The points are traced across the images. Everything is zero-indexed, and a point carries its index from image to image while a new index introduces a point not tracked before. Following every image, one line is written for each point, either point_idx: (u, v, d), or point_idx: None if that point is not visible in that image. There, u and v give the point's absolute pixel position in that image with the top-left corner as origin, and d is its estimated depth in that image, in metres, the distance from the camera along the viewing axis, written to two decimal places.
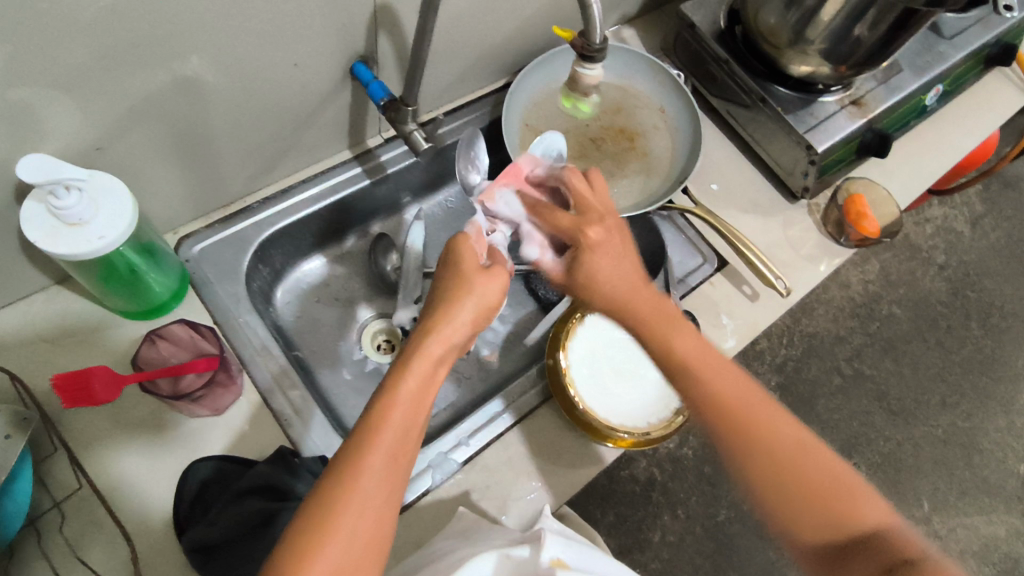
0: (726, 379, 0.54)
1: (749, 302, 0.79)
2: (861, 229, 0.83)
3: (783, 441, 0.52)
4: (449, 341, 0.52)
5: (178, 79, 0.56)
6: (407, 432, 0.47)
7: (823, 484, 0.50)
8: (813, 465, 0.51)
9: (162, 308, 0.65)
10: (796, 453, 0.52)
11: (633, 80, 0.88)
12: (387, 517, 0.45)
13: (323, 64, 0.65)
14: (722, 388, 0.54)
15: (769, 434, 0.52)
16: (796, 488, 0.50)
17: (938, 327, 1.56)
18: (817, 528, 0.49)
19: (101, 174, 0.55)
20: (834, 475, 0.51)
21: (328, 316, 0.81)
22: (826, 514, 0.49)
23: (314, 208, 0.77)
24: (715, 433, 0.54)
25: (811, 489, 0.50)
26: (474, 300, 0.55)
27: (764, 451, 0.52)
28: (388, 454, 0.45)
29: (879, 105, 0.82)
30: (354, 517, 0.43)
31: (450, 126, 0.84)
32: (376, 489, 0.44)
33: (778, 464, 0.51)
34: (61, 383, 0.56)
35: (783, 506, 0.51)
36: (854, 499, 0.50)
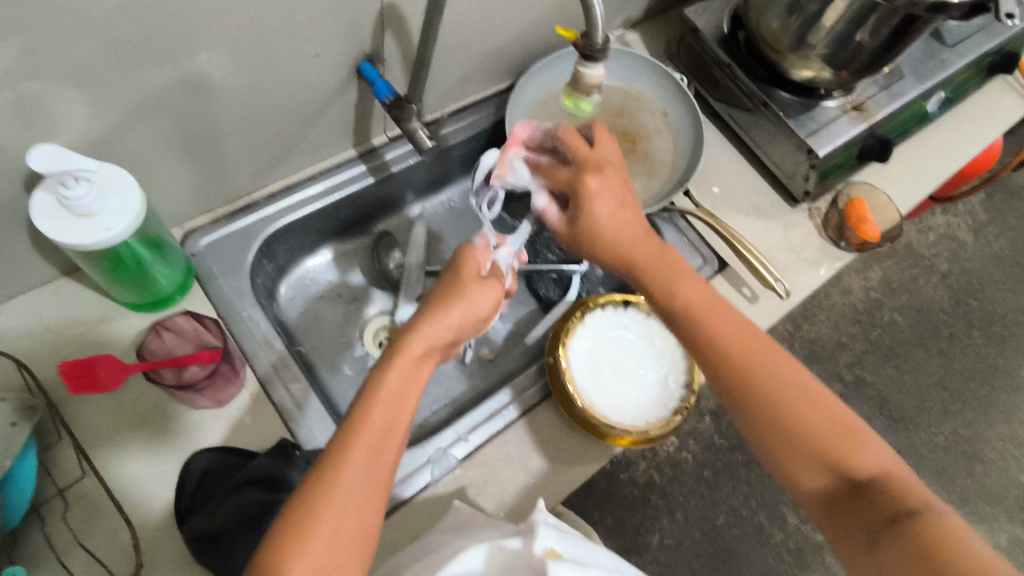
0: (733, 331, 0.56)
1: (749, 304, 0.79)
2: (861, 233, 0.84)
3: (789, 386, 0.54)
4: (430, 341, 0.52)
5: (186, 75, 0.57)
6: (390, 432, 0.48)
7: (824, 431, 0.52)
8: (817, 412, 0.53)
9: (168, 300, 0.66)
10: (797, 397, 0.54)
11: (636, 83, 0.89)
12: (370, 512, 0.46)
13: (330, 62, 0.66)
14: (727, 342, 0.56)
15: (770, 376, 0.54)
16: (796, 432, 0.53)
17: (940, 335, 1.57)
18: (816, 468, 0.52)
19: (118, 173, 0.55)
20: (836, 421, 0.53)
21: (330, 313, 0.82)
22: (825, 459, 0.52)
23: (319, 204, 0.78)
24: (718, 375, 0.56)
25: (811, 432, 0.52)
26: (463, 304, 0.55)
27: (769, 396, 0.54)
28: (373, 447, 0.46)
29: (880, 111, 0.83)
30: (339, 509, 0.44)
31: (454, 126, 0.84)
32: (361, 484, 0.45)
33: (781, 409, 0.53)
34: (66, 369, 0.57)
35: (784, 451, 0.53)
36: (857, 447, 0.52)
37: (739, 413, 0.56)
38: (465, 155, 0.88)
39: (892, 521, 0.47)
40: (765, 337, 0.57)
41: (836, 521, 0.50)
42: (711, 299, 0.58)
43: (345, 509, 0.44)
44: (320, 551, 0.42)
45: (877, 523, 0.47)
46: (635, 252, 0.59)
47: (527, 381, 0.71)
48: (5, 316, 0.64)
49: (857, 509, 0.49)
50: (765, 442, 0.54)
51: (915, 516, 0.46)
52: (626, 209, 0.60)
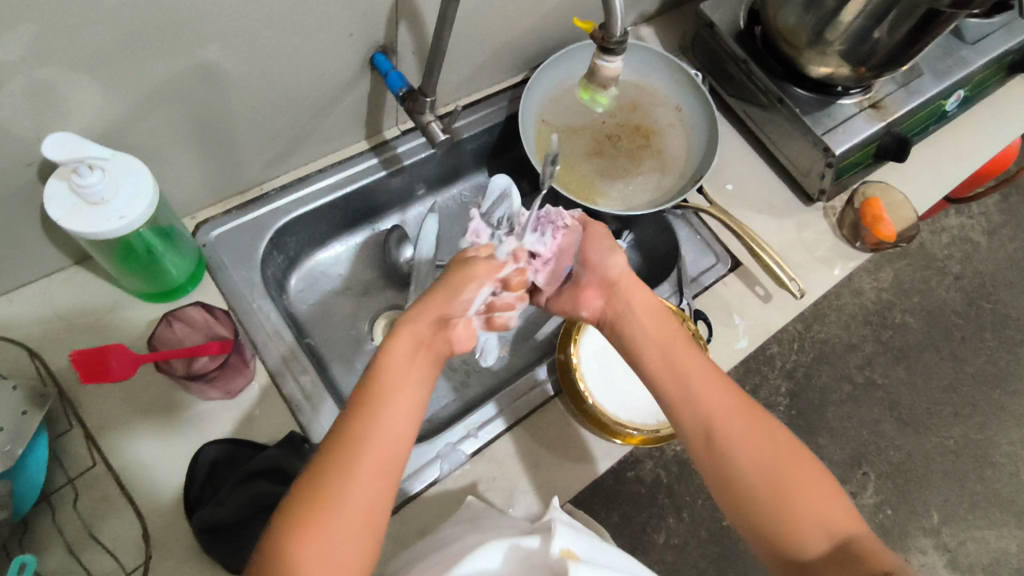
0: (719, 391, 0.57)
1: (762, 303, 0.79)
2: (877, 233, 0.83)
3: (779, 449, 0.54)
4: (414, 324, 0.55)
5: (198, 64, 0.57)
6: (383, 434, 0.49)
7: (811, 491, 0.52)
8: (803, 474, 0.53)
9: (179, 290, 0.66)
10: (785, 455, 0.54)
11: (651, 78, 0.88)
12: (377, 508, 0.46)
13: (343, 53, 0.65)
14: (717, 408, 0.56)
15: (750, 438, 0.55)
16: (774, 490, 0.52)
17: (951, 338, 1.55)
18: (801, 529, 0.51)
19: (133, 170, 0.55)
20: (815, 481, 0.53)
21: (340, 306, 0.81)
22: (809, 520, 0.51)
23: (330, 196, 0.77)
24: (699, 436, 0.56)
25: (790, 488, 0.52)
26: (448, 287, 0.58)
27: (750, 460, 0.54)
28: (383, 428, 0.49)
29: (899, 109, 0.82)
30: (341, 517, 0.45)
31: (466, 120, 0.84)
32: (373, 463, 0.47)
33: (763, 472, 0.53)
34: (78, 357, 0.56)
35: (771, 518, 0.52)
36: (833, 507, 0.52)
37: (723, 474, 0.54)
38: (476, 150, 0.87)
39: None
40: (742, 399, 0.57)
41: None
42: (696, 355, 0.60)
43: (346, 517, 0.45)
44: (332, 536, 0.44)
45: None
46: (650, 320, 0.63)
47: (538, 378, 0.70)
48: (18, 303, 0.64)
49: (836, 573, 0.49)
50: (749, 506, 0.53)
51: None
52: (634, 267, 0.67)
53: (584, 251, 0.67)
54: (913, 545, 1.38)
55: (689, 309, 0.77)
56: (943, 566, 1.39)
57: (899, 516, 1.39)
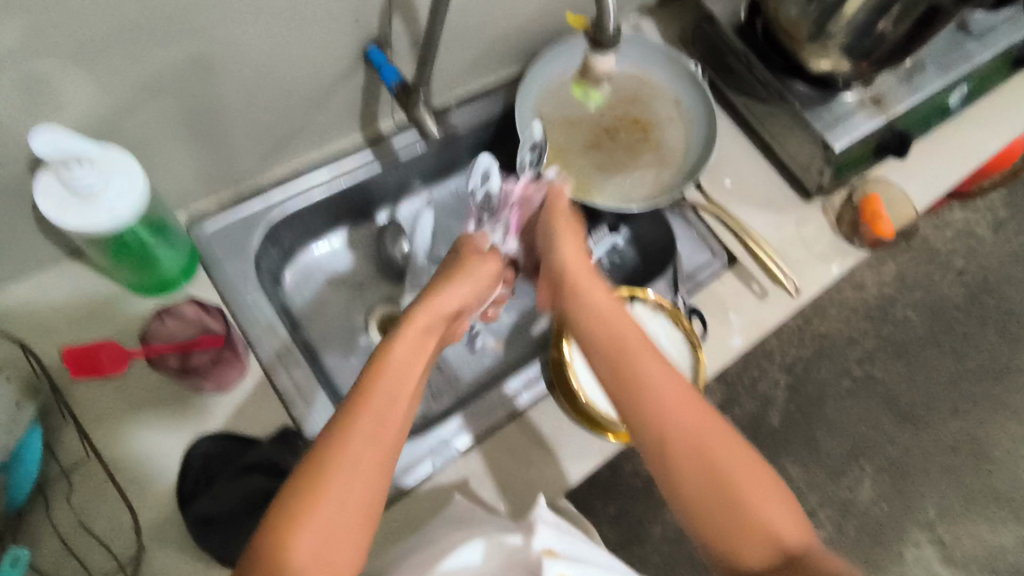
0: (669, 389, 0.53)
1: (758, 300, 0.78)
2: (876, 230, 0.82)
3: (732, 456, 0.50)
4: (433, 312, 0.58)
5: (192, 57, 0.56)
6: (384, 422, 0.48)
7: (765, 501, 0.49)
8: (754, 479, 0.50)
9: (171, 284, 0.66)
10: (736, 460, 0.50)
11: (651, 71, 0.87)
12: (374, 500, 0.46)
13: (337, 45, 0.65)
14: (668, 410, 0.51)
15: (699, 443, 0.50)
16: (722, 497, 0.49)
17: (953, 333, 1.54)
18: (749, 539, 0.47)
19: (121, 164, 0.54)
20: (762, 486, 0.49)
21: (335, 299, 0.81)
22: (758, 528, 0.48)
23: (326, 189, 0.77)
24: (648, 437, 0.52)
25: (738, 496, 0.48)
26: (466, 279, 0.63)
27: (698, 464, 0.50)
28: (370, 420, 0.48)
29: (900, 104, 0.82)
30: (336, 504, 0.44)
31: (461, 114, 0.83)
32: (373, 452, 0.46)
33: (711, 477, 0.49)
34: (68, 355, 0.59)
35: (718, 527, 0.48)
36: (783, 514, 0.48)
37: (672, 479, 0.50)
38: (473, 143, 0.87)
39: None
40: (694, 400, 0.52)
41: None
42: (651, 345, 0.56)
43: (343, 507, 0.44)
44: (327, 520, 0.43)
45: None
46: (599, 318, 0.58)
47: (512, 389, 0.69)
48: (12, 296, 0.64)
49: None
50: (695, 515, 0.49)
51: None
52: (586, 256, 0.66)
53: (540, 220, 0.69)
54: (908, 540, 1.38)
55: (685, 305, 0.76)
56: (939, 561, 1.39)
57: (895, 511, 1.39)
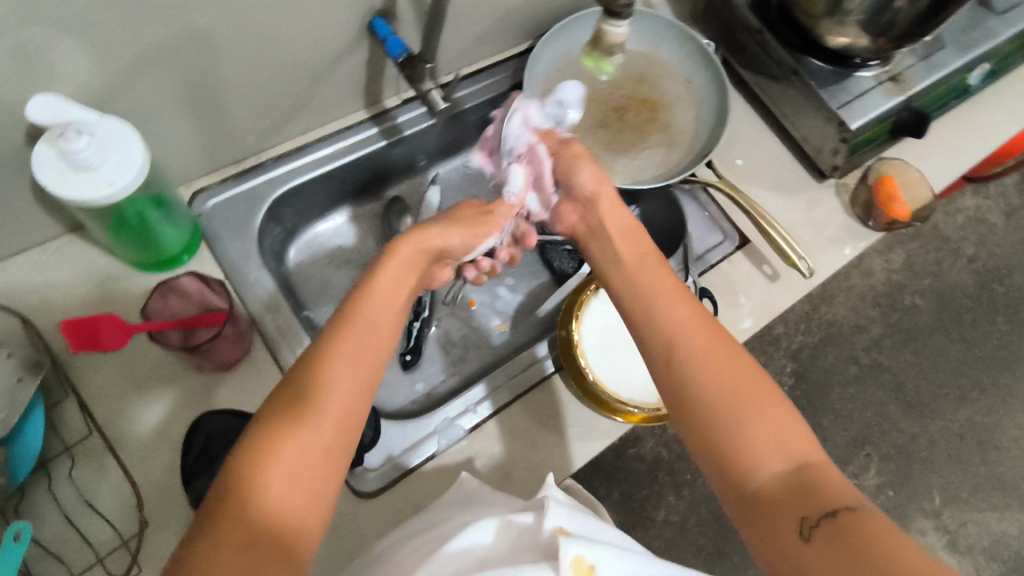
0: (676, 310, 0.54)
1: (768, 282, 0.77)
2: (890, 212, 0.80)
3: (738, 378, 0.49)
4: (420, 246, 0.58)
5: (191, 27, 0.55)
6: (361, 357, 0.48)
7: (771, 424, 0.47)
8: (761, 406, 0.48)
9: (174, 261, 0.65)
10: (741, 387, 0.49)
11: (661, 48, 0.85)
12: (340, 444, 0.45)
13: (342, 17, 0.63)
14: (679, 332, 0.53)
15: (703, 368, 0.50)
16: (728, 420, 0.48)
17: (961, 321, 1.53)
18: (751, 460, 0.46)
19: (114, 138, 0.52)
20: (768, 412, 0.48)
21: (339, 279, 0.80)
22: (763, 450, 0.46)
23: (329, 167, 0.75)
24: (658, 360, 0.53)
25: (744, 422, 0.47)
26: (458, 227, 0.62)
27: (705, 387, 0.50)
28: (353, 357, 0.47)
29: (917, 83, 0.80)
30: (310, 437, 0.43)
31: (467, 90, 0.81)
32: (350, 386, 0.46)
33: (719, 396, 0.49)
34: (68, 327, 0.57)
35: (722, 451, 0.47)
36: (789, 436, 0.47)
37: (679, 402, 0.51)
38: (480, 121, 0.85)
39: (828, 519, 0.42)
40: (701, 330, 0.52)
41: (765, 517, 0.45)
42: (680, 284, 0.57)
43: (319, 440, 0.43)
44: (301, 451, 0.42)
45: (817, 521, 0.43)
46: (623, 245, 0.62)
47: (541, 351, 0.69)
48: (11, 270, 0.63)
49: (787, 504, 0.44)
50: (702, 437, 0.49)
51: (850, 517, 0.42)
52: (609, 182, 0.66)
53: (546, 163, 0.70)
54: (912, 527, 1.38)
55: (695, 286, 0.74)
56: (942, 549, 1.38)
57: (899, 498, 1.39)
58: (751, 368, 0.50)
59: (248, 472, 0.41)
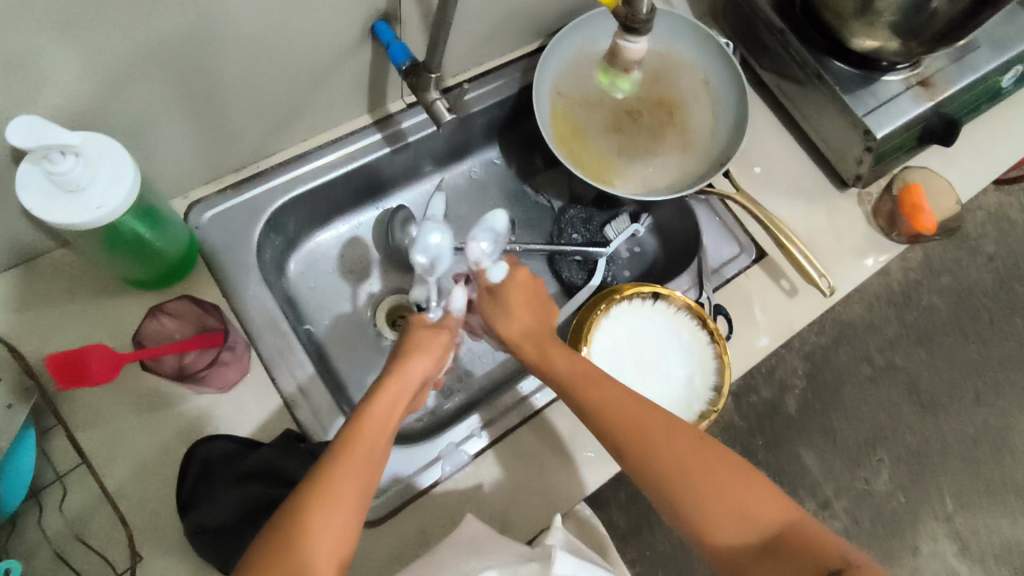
0: (636, 405, 0.56)
1: (787, 298, 0.74)
2: (916, 223, 0.76)
3: (712, 467, 0.52)
4: (402, 379, 0.56)
5: (182, 35, 0.52)
6: (375, 448, 0.51)
7: (749, 497, 0.52)
8: (735, 485, 0.52)
9: (172, 278, 0.62)
10: (714, 473, 0.52)
11: (678, 44, 0.81)
12: (355, 522, 0.48)
13: (344, 20, 0.60)
14: (640, 425, 0.54)
15: (674, 460, 0.53)
16: (708, 504, 0.51)
17: (980, 321, 1.49)
18: (736, 534, 0.51)
19: (99, 166, 0.49)
20: (745, 487, 0.52)
21: (341, 290, 0.77)
22: (747, 522, 0.51)
23: (331, 174, 0.72)
24: (624, 457, 0.54)
25: (723, 504, 0.51)
26: (427, 352, 0.59)
27: (677, 476, 0.52)
28: (354, 444, 0.50)
29: (948, 87, 0.76)
30: (328, 523, 0.46)
31: (475, 93, 0.78)
32: (360, 468, 0.49)
33: (692, 483, 0.52)
34: (54, 365, 0.53)
35: (709, 529, 0.51)
36: (764, 503, 0.52)
37: (653, 493, 0.53)
38: (487, 124, 0.82)
39: None
40: (667, 421, 0.55)
41: None
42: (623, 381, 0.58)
43: (338, 522, 0.47)
44: (320, 531, 0.46)
45: None
46: (560, 353, 0.60)
47: (525, 389, 0.67)
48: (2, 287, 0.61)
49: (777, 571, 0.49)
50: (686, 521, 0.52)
51: None
52: (535, 309, 0.65)
53: (496, 301, 0.65)
54: (923, 532, 1.36)
55: (710, 303, 0.73)
56: (953, 554, 1.36)
57: (911, 502, 1.37)
58: (715, 446, 0.54)
59: (291, 553, 0.44)
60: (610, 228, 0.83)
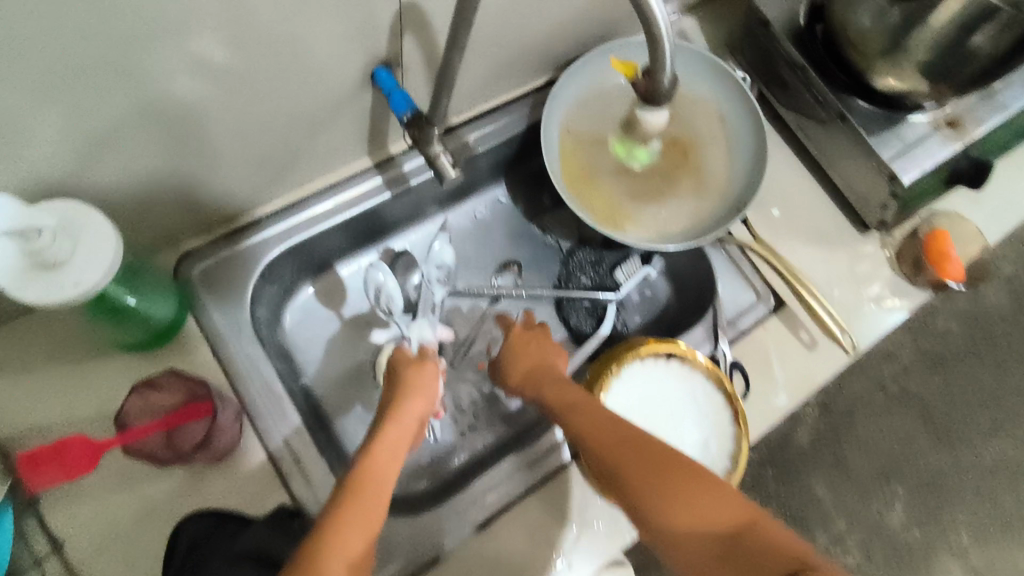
0: (610, 418, 0.56)
1: (807, 351, 0.70)
2: (943, 271, 0.73)
3: (676, 472, 0.51)
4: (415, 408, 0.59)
5: (167, 92, 0.49)
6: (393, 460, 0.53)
7: (711, 499, 0.49)
8: (698, 489, 0.50)
9: (159, 341, 0.59)
10: (675, 476, 0.51)
11: (692, 79, 0.78)
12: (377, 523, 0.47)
13: (341, 67, 0.57)
14: (614, 435, 0.55)
15: (643, 465, 0.52)
16: (669, 504, 0.49)
17: (997, 346, 1.45)
18: (701, 536, 0.48)
19: (79, 247, 0.45)
20: (708, 490, 0.50)
21: (340, 339, 0.74)
22: (709, 522, 0.48)
23: (330, 221, 0.69)
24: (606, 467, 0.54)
25: (687, 505, 0.49)
26: (429, 387, 0.62)
27: (642, 480, 0.51)
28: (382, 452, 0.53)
29: (978, 127, 0.72)
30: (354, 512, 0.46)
31: (480, 133, 0.75)
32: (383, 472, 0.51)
33: (655, 483, 0.51)
34: (28, 461, 0.52)
35: (673, 530, 0.49)
36: (723, 502, 0.49)
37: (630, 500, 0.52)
38: (492, 163, 0.78)
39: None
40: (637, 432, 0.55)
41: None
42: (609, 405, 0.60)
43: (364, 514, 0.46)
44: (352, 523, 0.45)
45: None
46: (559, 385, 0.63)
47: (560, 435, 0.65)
48: None
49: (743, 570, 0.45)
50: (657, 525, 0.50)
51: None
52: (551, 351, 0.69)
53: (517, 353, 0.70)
54: (938, 566, 1.32)
55: (725, 358, 0.69)
56: None
57: (927, 535, 1.33)
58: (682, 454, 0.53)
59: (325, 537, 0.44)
60: (620, 271, 0.79)
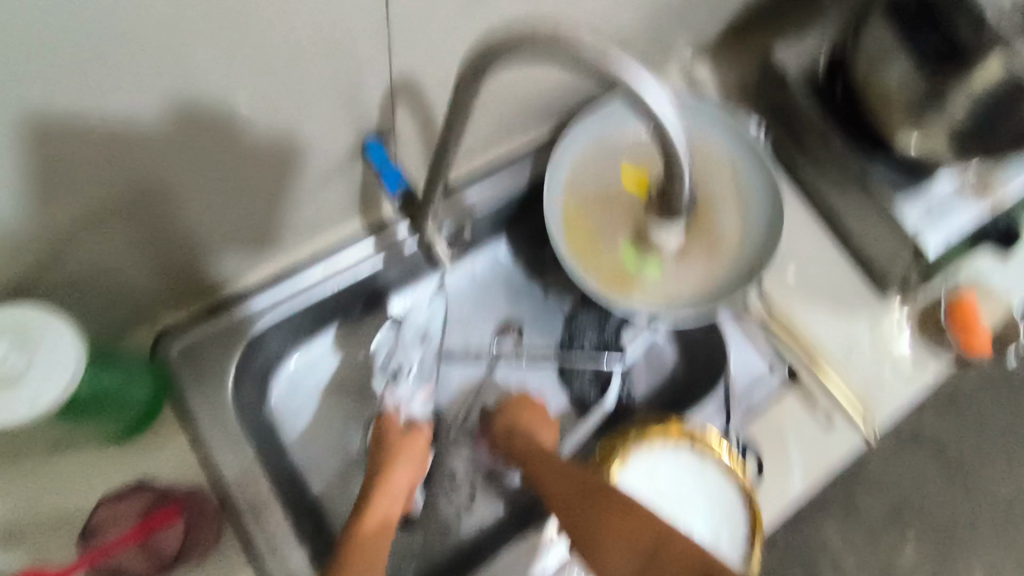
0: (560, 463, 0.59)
1: (823, 431, 0.66)
2: (968, 340, 0.68)
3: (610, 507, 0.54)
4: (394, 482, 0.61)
5: (140, 180, 0.46)
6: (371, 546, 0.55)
7: (636, 525, 0.52)
8: (627, 518, 0.52)
9: (136, 428, 0.56)
10: (607, 507, 0.54)
11: (703, 134, 0.74)
12: None
13: (329, 139, 0.54)
14: (561, 478, 0.58)
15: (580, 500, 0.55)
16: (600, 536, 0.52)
17: (1014, 383, 1.40)
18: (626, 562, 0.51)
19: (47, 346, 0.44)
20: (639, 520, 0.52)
21: (330, 407, 0.71)
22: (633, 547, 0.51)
23: (319, 291, 0.65)
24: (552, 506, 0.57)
25: (615, 532, 0.52)
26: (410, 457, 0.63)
27: (577, 514, 0.54)
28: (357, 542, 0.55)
29: (1003, 193, 0.69)
30: None
31: (479, 191, 0.71)
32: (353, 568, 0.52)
33: (588, 516, 0.54)
34: None
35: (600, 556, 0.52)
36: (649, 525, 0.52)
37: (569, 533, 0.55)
38: (492, 220, 0.75)
39: None
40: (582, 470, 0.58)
41: None
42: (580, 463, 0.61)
43: None
44: None
45: None
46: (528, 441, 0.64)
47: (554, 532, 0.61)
48: None
49: None
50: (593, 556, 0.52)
51: None
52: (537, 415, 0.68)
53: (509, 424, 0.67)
54: None
55: (738, 439, 0.65)
56: None
57: None
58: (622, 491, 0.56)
59: None
60: (626, 334, 0.75)
